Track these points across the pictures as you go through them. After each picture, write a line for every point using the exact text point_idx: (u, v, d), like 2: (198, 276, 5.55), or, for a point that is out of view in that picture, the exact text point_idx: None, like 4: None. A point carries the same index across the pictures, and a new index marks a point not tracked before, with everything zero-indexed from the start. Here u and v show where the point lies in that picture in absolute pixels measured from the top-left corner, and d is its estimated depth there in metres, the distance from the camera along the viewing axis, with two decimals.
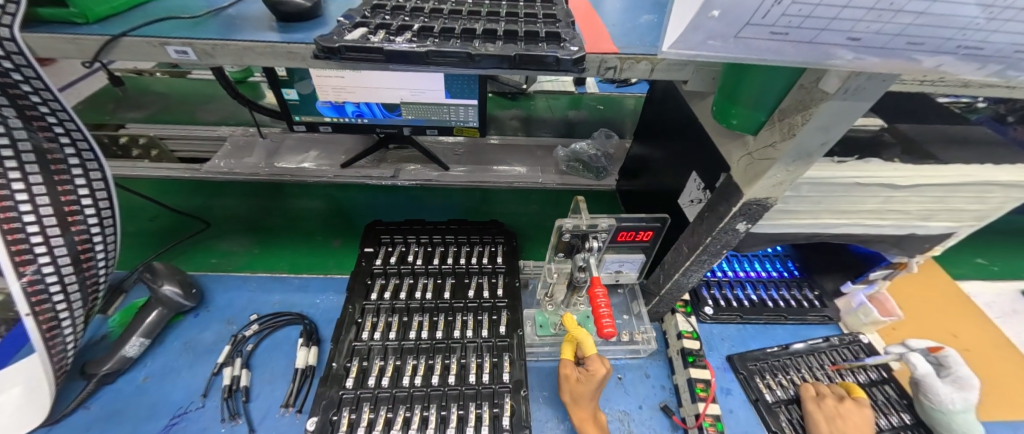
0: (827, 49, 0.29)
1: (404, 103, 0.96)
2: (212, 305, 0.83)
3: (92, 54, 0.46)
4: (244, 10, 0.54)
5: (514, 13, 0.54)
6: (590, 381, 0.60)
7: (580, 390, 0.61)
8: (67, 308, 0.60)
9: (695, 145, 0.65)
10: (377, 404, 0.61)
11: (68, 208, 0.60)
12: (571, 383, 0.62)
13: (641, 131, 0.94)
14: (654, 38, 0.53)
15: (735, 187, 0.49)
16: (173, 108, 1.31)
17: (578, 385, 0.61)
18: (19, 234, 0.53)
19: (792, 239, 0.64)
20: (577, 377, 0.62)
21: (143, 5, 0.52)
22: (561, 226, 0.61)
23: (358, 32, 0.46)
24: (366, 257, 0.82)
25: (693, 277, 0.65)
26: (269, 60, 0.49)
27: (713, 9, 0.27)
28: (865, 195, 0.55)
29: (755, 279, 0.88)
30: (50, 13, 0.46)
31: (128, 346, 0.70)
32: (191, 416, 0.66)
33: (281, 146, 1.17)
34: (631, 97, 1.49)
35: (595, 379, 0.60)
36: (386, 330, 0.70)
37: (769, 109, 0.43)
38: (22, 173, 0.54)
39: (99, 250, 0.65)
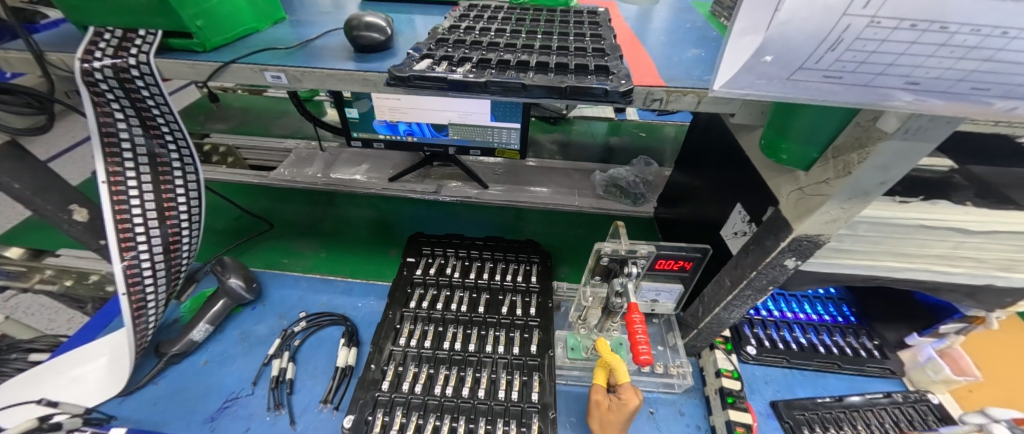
0: (884, 92, 0.29)
1: (452, 124, 1.02)
2: (267, 300, 0.90)
3: (207, 76, 0.56)
4: (327, 42, 0.62)
5: (565, 47, 0.57)
6: (619, 411, 0.59)
7: (608, 419, 0.60)
8: (154, 290, 0.69)
9: (740, 177, 0.64)
10: (409, 409, 0.63)
11: (166, 204, 0.69)
12: (599, 410, 0.61)
13: (682, 161, 0.93)
14: (701, 73, 0.54)
15: (783, 222, 0.48)
16: (250, 122, 1.47)
17: (607, 413, 0.60)
18: (127, 224, 0.63)
19: (847, 281, 0.60)
20: (605, 405, 0.61)
21: (247, 37, 0.63)
22: (599, 249, 0.62)
23: (424, 63, 0.51)
24: (408, 266, 0.87)
25: (735, 312, 0.63)
26: (346, 85, 0.55)
27: (766, 54, 0.28)
28: (932, 238, 0.52)
29: (804, 321, 0.83)
30: (177, 42, 0.56)
31: (195, 331, 0.78)
32: (241, 402, 0.71)
33: (338, 158, 1.27)
34: (672, 125, 1.48)
35: (626, 412, 0.59)
36: (422, 338, 0.73)
37: (821, 145, 0.42)
38: (135, 173, 0.64)
39: (186, 241, 0.74)
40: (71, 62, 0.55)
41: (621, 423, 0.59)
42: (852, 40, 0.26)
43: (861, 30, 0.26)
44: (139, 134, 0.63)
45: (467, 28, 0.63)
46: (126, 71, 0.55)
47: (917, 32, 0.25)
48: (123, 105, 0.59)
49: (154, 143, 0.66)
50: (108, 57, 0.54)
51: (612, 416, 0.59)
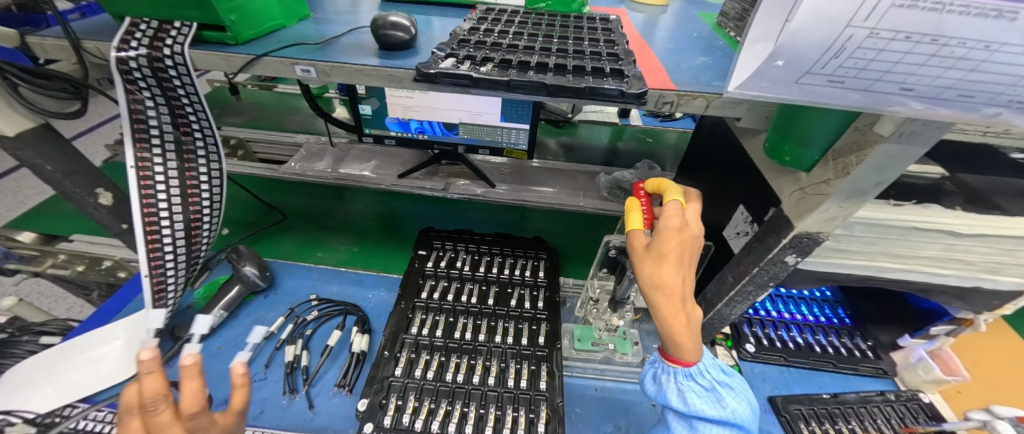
0: (880, 96, 0.32)
1: (462, 123, 1.05)
2: (279, 289, 0.92)
3: (238, 68, 0.59)
4: (352, 39, 0.65)
5: (580, 51, 0.60)
6: (681, 232, 0.52)
7: (676, 253, 0.52)
8: (173, 273, 0.71)
9: (742, 180, 0.67)
10: (422, 394, 0.66)
11: (190, 189, 0.71)
12: (653, 254, 0.52)
13: (686, 165, 0.97)
14: (709, 79, 0.58)
15: (785, 220, 0.51)
16: (264, 117, 1.50)
17: (670, 245, 0.52)
18: (153, 208, 0.65)
19: (843, 281, 0.63)
20: (665, 239, 0.52)
21: (275, 32, 0.65)
22: (608, 240, 0.65)
23: (449, 62, 0.54)
24: (419, 259, 0.89)
25: (737, 308, 0.66)
26: (373, 80, 0.58)
27: (777, 59, 0.31)
28: (923, 240, 0.55)
29: (802, 322, 0.86)
30: (211, 35, 0.59)
31: (210, 316, 0.80)
32: (255, 386, 0.73)
33: (348, 154, 1.26)
34: (675, 132, 1.52)
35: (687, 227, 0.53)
36: (433, 328, 0.75)
37: (823, 148, 0.45)
38: (162, 159, 0.66)
39: (206, 225, 0.76)
40: (107, 50, 0.57)
41: (686, 250, 0.52)
42: (855, 49, 0.29)
43: (862, 40, 0.28)
44: (167, 122, 0.65)
45: (486, 30, 0.66)
46: (160, 61, 0.57)
47: (910, 44, 0.28)
48: (154, 93, 0.61)
49: (181, 131, 0.68)
50: (144, 47, 0.56)
51: (677, 240, 0.51)
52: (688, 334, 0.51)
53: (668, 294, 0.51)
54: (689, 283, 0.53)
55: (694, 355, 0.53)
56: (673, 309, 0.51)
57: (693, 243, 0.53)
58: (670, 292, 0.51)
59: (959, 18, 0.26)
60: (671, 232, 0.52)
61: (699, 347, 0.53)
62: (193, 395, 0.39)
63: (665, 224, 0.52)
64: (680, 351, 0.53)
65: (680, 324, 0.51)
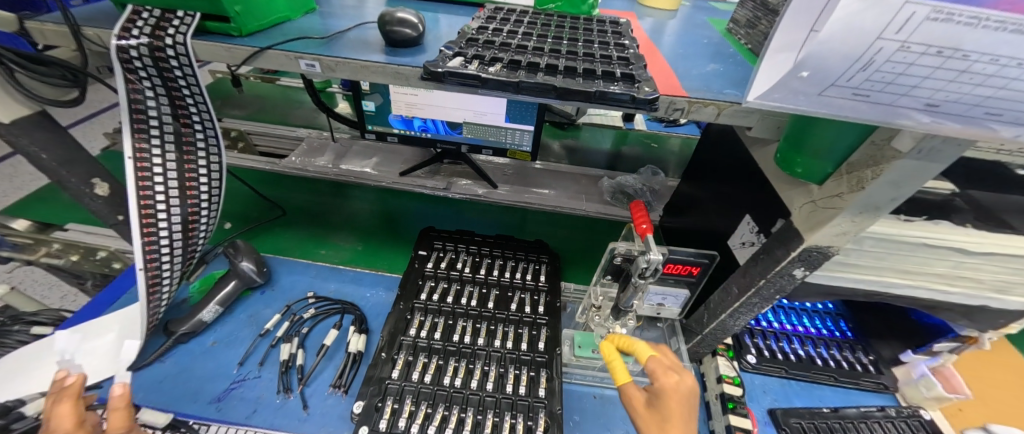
0: (903, 112, 0.31)
1: (466, 123, 1.04)
2: (276, 285, 0.91)
3: (242, 60, 0.58)
4: (358, 34, 0.64)
5: (590, 54, 0.59)
6: (682, 399, 0.55)
7: (681, 421, 0.54)
8: (169, 268, 0.70)
9: (749, 190, 0.66)
10: (419, 397, 0.65)
11: (188, 182, 0.69)
12: (657, 415, 0.55)
13: (691, 173, 0.96)
14: (721, 86, 0.57)
15: (794, 232, 0.50)
16: (266, 110, 1.49)
17: (676, 412, 0.54)
18: (150, 200, 0.64)
19: (849, 295, 0.63)
20: (670, 407, 0.54)
21: (280, 25, 0.64)
22: (613, 248, 0.64)
23: (457, 61, 0.53)
24: (419, 259, 0.88)
25: (740, 320, 0.65)
26: (378, 77, 0.57)
27: (803, 70, 0.30)
28: (933, 257, 0.54)
29: (803, 334, 0.85)
30: (215, 26, 0.58)
31: (205, 311, 0.78)
32: (248, 384, 0.72)
33: (349, 150, 1.25)
34: (678, 137, 1.51)
35: (682, 383, 0.56)
36: (432, 330, 0.74)
37: (837, 161, 0.44)
38: (161, 150, 0.65)
39: (204, 219, 0.74)
40: (108, 38, 0.56)
41: (687, 409, 0.55)
42: (883, 62, 0.28)
43: (892, 53, 0.28)
44: (167, 112, 0.64)
45: (494, 30, 0.65)
46: (162, 50, 0.56)
47: (941, 59, 0.27)
48: (155, 83, 0.60)
49: (180, 122, 0.66)
50: (145, 36, 0.55)
51: (677, 400, 0.55)
52: None
53: None
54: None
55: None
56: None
57: (692, 406, 0.56)
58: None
59: (995, 34, 0.25)
60: (669, 394, 0.55)
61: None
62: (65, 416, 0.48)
63: (658, 385, 0.56)
64: None
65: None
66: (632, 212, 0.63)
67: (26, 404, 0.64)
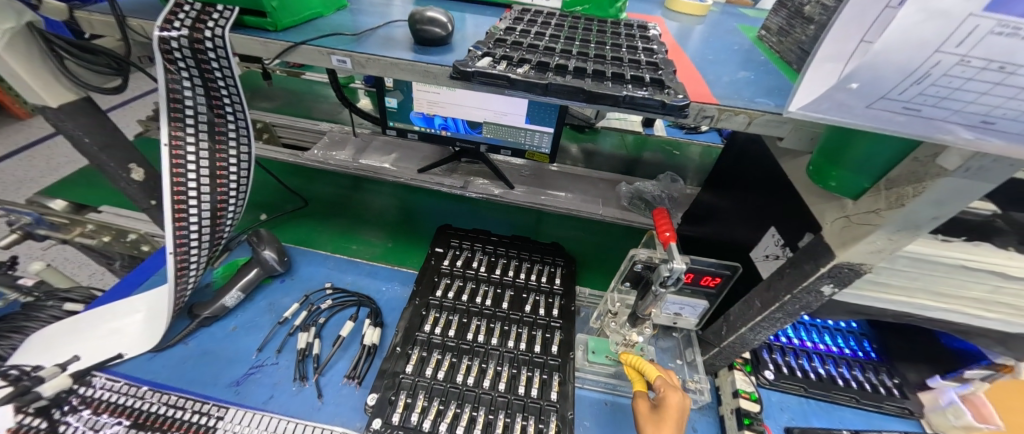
0: (955, 129, 0.30)
1: (486, 123, 1.04)
2: (296, 274, 0.93)
3: (276, 54, 0.59)
4: (387, 32, 0.65)
5: (619, 58, 0.58)
6: (681, 415, 0.58)
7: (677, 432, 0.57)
8: (197, 253, 0.72)
9: (775, 202, 0.64)
10: (431, 394, 0.65)
11: (219, 171, 0.71)
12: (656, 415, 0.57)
13: (712, 182, 0.94)
14: (752, 95, 0.55)
15: (825, 248, 0.48)
16: (291, 103, 1.52)
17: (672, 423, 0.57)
18: (182, 187, 0.66)
19: (877, 315, 0.61)
20: (671, 419, 0.57)
21: (313, 21, 0.66)
22: (634, 254, 0.64)
23: (486, 61, 0.53)
24: (435, 256, 0.89)
25: (761, 334, 0.63)
26: (407, 75, 0.58)
27: (852, 82, 0.29)
28: (971, 280, 0.52)
29: (824, 352, 0.82)
30: (252, 20, 0.60)
31: (228, 296, 0.81)
32: (266, 370, 0.73)
33: (370, 145, 1.26)
34: (699, 145, 1.48)
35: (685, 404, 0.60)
36: (446, 327, 0.75)
37: (874, 176, 0.43)
38: (196, 139, 0.66)
39: (232, 207, 0.76)
40: (151, 29, 0.58)
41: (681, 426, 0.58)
42: (939, 76, 0.28)
43: (949, 67, 0.27)
44: (202, 102, 0.65)
45: (522, 31, 0.65)
46: (201, 43, 0.58)
47: (1003, 75, 0.26)
48: (192, 74, 0.62)
49: (215, 113, 0.68)
50: (186, 28, 0.57)
51: (678, 410, 0.57)
52: None
53: None
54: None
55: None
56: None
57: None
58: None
59: None
60: (675, 401, 0.58)
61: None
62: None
63: (670, 393, 0.59)
64: None
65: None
66: (655, 219, 0.63)
67: (43, 383, 0.60)
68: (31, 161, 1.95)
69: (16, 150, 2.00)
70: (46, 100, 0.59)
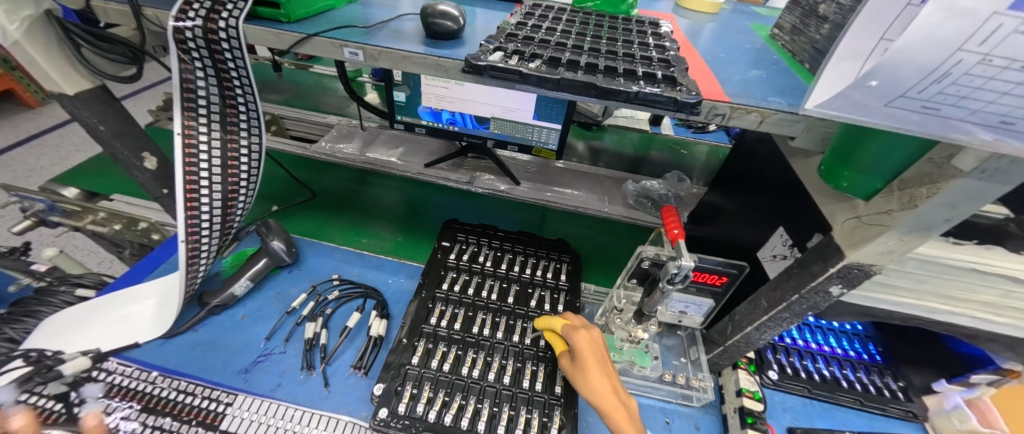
0: (973, 130, 0.30)
1: (494, 118, 1.04)
2: (303, 265, 0.93)
3: (290, 46, 0.60)
4: (399, 25, 0.65)
5: (630, 55, 0.58)
6: (595, 346, 0.63)
7: (603, 365, 0.61)
8: (208, 241, 0.73)
9: (784, 202, 0.64)
10: (437, 385, 0.66)
11: (230, 161, 0.71)
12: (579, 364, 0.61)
13: (719, 181, 0.93)
14: (764, 93, 0.55)
15: (835, 248, 0.48)
16: (299, 96, 1.53)
17: (594, 359, 0.61)
18: (195, 176, 0.66)
19: (884, 317, 0.61)
20: (590, 358, 0.61)
21: (326, 13, 0.66)
22: (641, 251, 0.64)
23: (497, 55, 0.53)
24: (442, 250, 0.90)
25: (767, 334, 0.63)
26: (419, 68, 0.58)
27: (871, 79, 0.29)
28: (981, 284, 0.52)
29: (829, 354, 0.82)
30: (266, 12, 0.60)
31: (236, 285, 0.82)
32: (274, 358, 0.74)
33: (377, 139, 1.27)
34: (706, 144, 1.47)
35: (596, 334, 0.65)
36: (452, 320, 0.75)
37: (887, 176, 0.43)
38: (208, 129, 0.67)
39: (242, 197, 0.77)
40: (166, 18, 0.59)
41: (603, 355, 0.62)
42: (960, 75, 0.27)
43: (970, 66, 0.27)
44: (215, 93, 0.66)
45: (533, 26, 0.65)
46: (214, 33, 0.59)
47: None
48: (206, 64, 0.62)
49: (227, 103, 0.68)
50: (201, 18, 0.58)
51: (589, 343, 0.62)
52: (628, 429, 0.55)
53: (604, 397, 0.57)
54: (624, 387, 0.60)
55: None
56: (615, 412, 0.56)
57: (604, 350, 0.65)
58: (611, 400, 0.57)
59: None
60: (583, 337, 0.63)
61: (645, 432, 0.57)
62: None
63: (577, 333, 0.64)
64: None
65: (628, 421, 0.55)
66: (663, 217, 0.63)
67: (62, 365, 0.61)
68: (41, 150, 1.98)
69: (26, 139, 2.03)
70: (62, 86, 0.59)
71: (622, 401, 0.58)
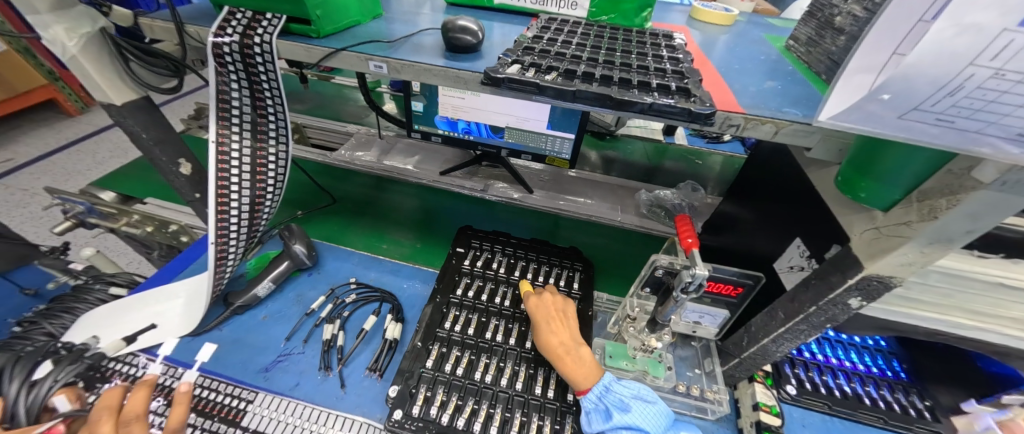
0: (990, 142, 0.30)
1: (508, 127, 1.06)
2: (322, 269, 0.96)
3: (318, 59, 0.63)
4: (420, 39, 0.68)
5: (644, 67, 0.59)
6: (544, 308, 0.73)
7: (551, 322, 0.70)
8: (235, 244, 0.76)
9: (801, 213, 0.64)
10: (450, 389, 0.67)
11: (259, 167, 0.75)
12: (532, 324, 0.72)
13: (734, 192, 0.93)
14: (779, 104, 0.55)
15: (853, 260, 0.48)
16: (321, 106, 1.59)
17: (543, 318, 0.71)
18: (226, 181, 0.70)
19: (907, 332, 0.59)
20: (538, 318, 0.71)
21: (351, 29, 0.69)
22: (655, 260, 0.65)
23: (514, 68, 0.55)
24: (457, 256, 0.91)
25: (784, 346, 0.62)
26: (439, 80, 0.60)
27: (883, 92, 0.30)
28: (1009, 299, 0.50)
29: (850, 370, 0.80)
30: (297, 27, 0.64)
31: (260, 286, 0.85)
32: (293, 358, 0.77)
33: (394, 147, 1.30)
34: (721, 155, 1.46)
35: (547, 297, 0.75)
36: (465, 325, 0.77)
37: (905, 187, 0.43)
38: (240, 138, 0.71)
39: (269, 202, 0.80)
40: (205, 34, 0.63)
41: (551, 313, 0.72)
42: (973, 88, 0.28)
43: (984, 80, 0.27)
44: (247, 103, 0.70)
45: (549, 39, 0.67)
46: (249, 48, 0.63)
47: None
48: (240, 76, 0.66)
49: (258, 113, 0.72)
50: (237, 34, 0.62)
51: (537, 306, 0.73)
52: (571, 366, 0.64)
53: (550, 347, 0.67)
54: (574, 337, 0.68)
55: (590, 382, 0.63)
56: (560, 358, 0.65)
57: (560, 310, 0.74)
58: (556, 349, 0.66)
59: None
60: (530, 301, 0.74)
61: (596, 373, 0.64)
62: (137, 402, 0.52)
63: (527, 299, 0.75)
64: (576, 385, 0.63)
65: (571, 363, 0.64)
66: (677, 225, 0.63)
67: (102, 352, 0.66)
68: (79, 155, 2.09)
69: (66, 145, 2.15)
70: (110, 97, 0.64)
71: (570, 349, 0.66)
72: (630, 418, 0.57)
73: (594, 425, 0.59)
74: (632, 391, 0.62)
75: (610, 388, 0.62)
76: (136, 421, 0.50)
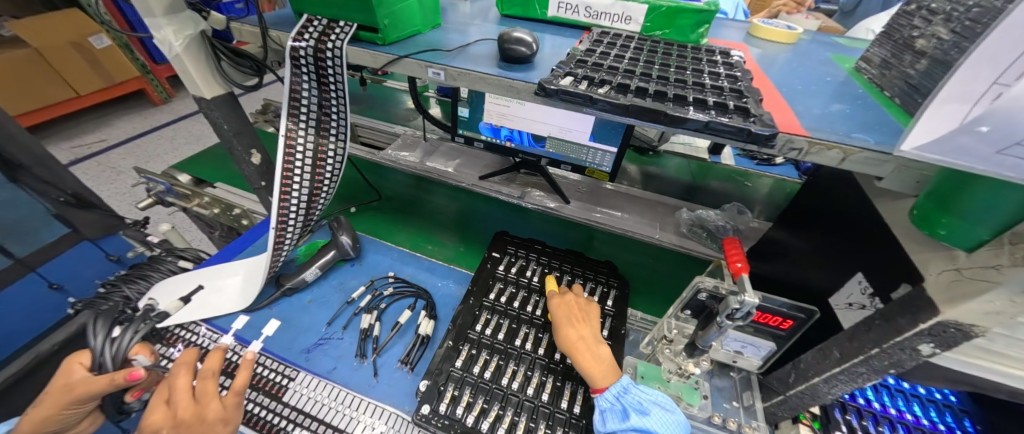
0: None
1: (550, 137, 1.06)
2: (364, 261, 1.01)
3: (383, 65, 0.67)
4: (476, 49, 0.71)
5: (700, 84, 0.58)
6: (566, 307, 0.75)
7: (573, 321, 0.72)
8: (291, 231, 0.82)
9: (863, 246, 0.59)
10: (477, 391, 0.68)
11: (319, 161, 0.80)
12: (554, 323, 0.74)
13: (786, 218, 0.88)
14: (847, 129, 0.52)
15: (926, 303, 0.44)
16: (371, 107, 1.67)
17: (566, 317, 0.73)
18: (290, 173, 0.76)
19: (984, 388, 0.53)
20: (560, 315, 0.73)
21: (412, 37, 0.72)
22: (698, 282, 0.63)
23: (567, 80, 0.56)
24: (491, 260, 0.93)
25: (837, 388, 0.58)
26: (493, 89, 0.62)
27: (982, 124, 0.29)
28: None
29: (912, 423, 0.72)
30: (365, 35, 0.68)
31: (308, 272, 0.90)
32: (332, 343, 0.81)
33: (437, 150, 1.34)
34: (771, 177, 1.39)
35: (568, 297, 0.77)
36: (496, 330, 0.77)
37: (994, 228, 0.39)
38: (304, 134, 0.76)
39: (324, 196, 0.86)
40: (285, 39, 0.69)
41: (573, 312, 0.74)
42: None
43: None
44: (314, 102, 0.75)
45: (601, 53, 0.67)
46: (323, 52, 0.68)
47: None
48: (310, 78, 0.72)
49: (322, 112, 0.77)
50: (312, 39, 0.68)
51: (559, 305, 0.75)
52: (591, 362, 0.64)
53: (570, 343, 0.68)
54: (596, 337, 0.69)
55: (608, 382, 0.63)
56: (581, 353, 0.66)
57: (583, 312, 0.76)
58: (576, 344, 0.67)
59: None
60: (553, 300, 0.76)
61: (614, 375, 0.64)
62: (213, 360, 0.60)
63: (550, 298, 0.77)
64: (594, 382, 0.63)
65: (590, 360, 0.64)
66: (725, 248, 0.60)
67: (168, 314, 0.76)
68: (159, 140, 2.32)
69: (150, 130, 2.40)
70: (202, 92, 0.71)
71: (590, 347, 0.67)
72: (646, 421, 0.56)
73: (609, 424, 0.58)
74: (652, 397, 0.60)
75: (628, 389, 0.61)
76: (211, 378, 0.59)
